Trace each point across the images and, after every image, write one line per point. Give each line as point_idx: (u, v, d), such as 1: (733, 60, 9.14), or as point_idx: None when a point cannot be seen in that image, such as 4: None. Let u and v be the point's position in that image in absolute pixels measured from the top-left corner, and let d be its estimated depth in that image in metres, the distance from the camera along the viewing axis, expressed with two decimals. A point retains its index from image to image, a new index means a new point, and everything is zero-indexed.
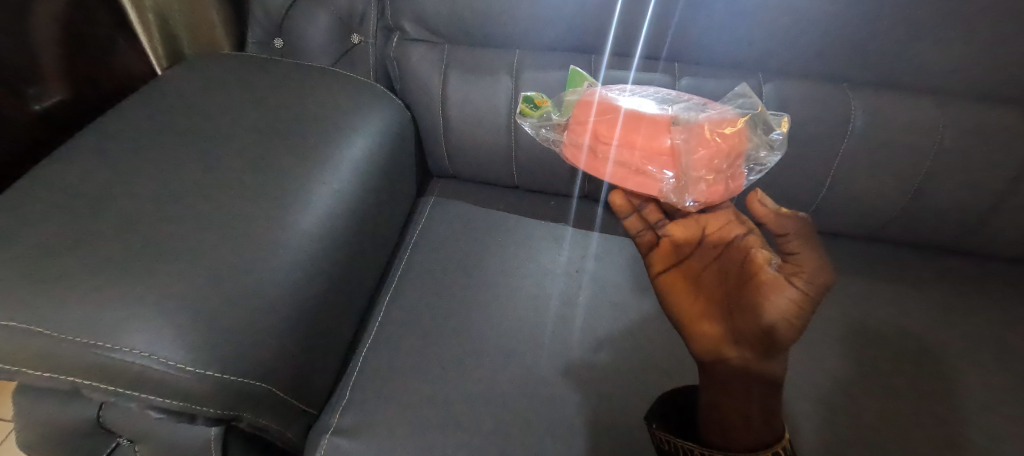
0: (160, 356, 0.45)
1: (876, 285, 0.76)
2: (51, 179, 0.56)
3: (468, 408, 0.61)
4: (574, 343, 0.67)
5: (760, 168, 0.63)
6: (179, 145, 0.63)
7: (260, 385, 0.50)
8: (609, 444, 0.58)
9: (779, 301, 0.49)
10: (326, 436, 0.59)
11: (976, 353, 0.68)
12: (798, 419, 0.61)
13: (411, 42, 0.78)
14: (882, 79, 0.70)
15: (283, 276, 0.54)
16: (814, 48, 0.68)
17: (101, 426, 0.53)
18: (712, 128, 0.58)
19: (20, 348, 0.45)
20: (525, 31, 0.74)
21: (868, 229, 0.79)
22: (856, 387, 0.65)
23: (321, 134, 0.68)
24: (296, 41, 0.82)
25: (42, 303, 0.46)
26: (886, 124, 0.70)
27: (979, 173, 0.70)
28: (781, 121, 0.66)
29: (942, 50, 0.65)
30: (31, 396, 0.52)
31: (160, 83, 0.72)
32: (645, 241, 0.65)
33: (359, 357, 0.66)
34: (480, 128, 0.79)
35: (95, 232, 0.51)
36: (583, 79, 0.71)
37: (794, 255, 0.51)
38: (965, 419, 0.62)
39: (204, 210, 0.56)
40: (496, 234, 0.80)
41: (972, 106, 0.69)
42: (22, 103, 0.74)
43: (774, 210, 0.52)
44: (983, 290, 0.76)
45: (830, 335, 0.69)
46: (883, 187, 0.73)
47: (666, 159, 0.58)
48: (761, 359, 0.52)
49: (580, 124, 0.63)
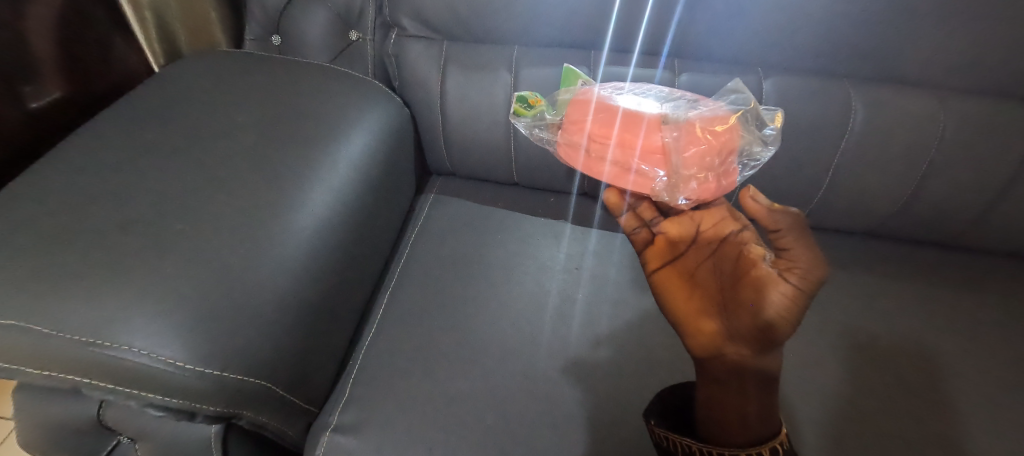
0: (160, 354, 0.45)
1: (880, 282, 0.75)
2: (49, 177, 0.57)
3: (467, 405, 0.60)
4: (573, 340, 0.67)
5: (754, 164, 0.63)
6: (176, 143, 0.63)
7: (259, 383, 0.50)
8: (608, 442, 0.58)
9: (775, 297, 0.49)
10: (326, 433, 0.58)
11: (985, 352, 0.67)
12: (801, 418, 0.60)
13: (409, 38, 0.77)
14: (889, 75, 0.68)
15: (280, 273, 0.54)
16: (818, 43, 0.66)
17: (101, 425, 0.54)
18: (703, 125, 0.57)
19: (20, 347, 0.45)
20: (523, 27, 0.73)
21: (871, 226, 0.78)
22: (861, 384, 0.63)
23: (318, 130, 0.68)
24: (294, 37, 0.82)
25: (40, 301, 0.46)
26: (892, 120, 0.68)
27: (987, 169, 0.69)
28: (774, 116, 0.65)
29: (951, 44, 0.63)
30: (31, 394, 0.53)
31: (158, 80, 0.72)
32: (639, 239, 0.65)
33: (359, 354, 0.66)
34: (478, 124, 0.79)
35: (94, 229, 0.52)
36: (577, 77, 0.71)
37: (786, 250, 0.51)
38: (974, 418, 0.60)
39: (200, 207, 0.56)
40: (496, 231, 0.80)
41: (981, 100, 0.67)
42: (20, 100, 0.74)
43: (767, 207, 0.50)
44: (993, 287, 0.75)
45: (834, 332, 0.68)
46: (889, 183, 0.72)
47: (658, 157, 0.58)
48: (758, 355, 0.52)
49: (575, 123, 0.62)
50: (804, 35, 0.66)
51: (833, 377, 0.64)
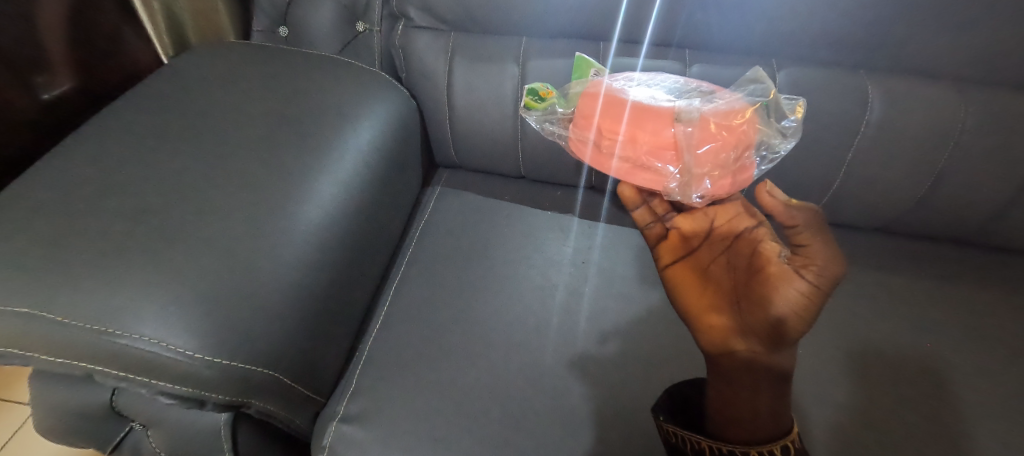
0: (170, 343, 0.46)
1: (891, 280, 0.73)
2: (60, 168, 0.57)
3: (471, 398, 0.61)
4: (579, 334, 0.66)
5: (772, 156, 0.61)
6: (182, 135, 0.63)
7: (267, 373, 0.50)
8: (613, 437, 0.58)
9: (789, 293, 0.48)
10: (333, 423, 0.59)
11: (1001, 352, 0.65)
12: (811, 417, 0.59)
13: (416, 29, 0.77)
14: (904, 67, 0.67)
15: (284, 266, 0.54)
16: (830, 35, 0.65)
17: (115, 411, 0.55)
18: (718, 121, 0.55)
19: (32, 335, 0.46)
20: (532, 16, 0.72)
21: (883, 221, 0.77)
22: (872, 382, 0.63)
23: (325, 121, 0.68)
24: (300, 29, 0.82)
25: (53, 290, 0.47)
26: (909, 113, 0.67)
27: (1003, 166, 0.67)
28: (794, 106, 0.63)
29: (969, 35, 0.61)
30: (45, 383, 0.54)
31: (165, 71, 0.73)
32: (652, 234, 0.63)
33: (366, 346, 0.66)
34: (483, 116, 0.78)
35: (104, 219, 0.52)
36: (589, 66, 0.68)
37: (803, 247, 0.48)
38: (985, 417, 0.59)
39: (204, 197, 0.56)
40: (502, 224, 0.79)
41: (1000, 94, 0.65)
42: (32, 92, 0.76)
43: (784, 202, 0.48)
44: (1009, 286, 0.73)
45: (844, 330, 0.67)
46: (901, 179, 0.71)
47: (671, 154, 0.56)
48: (770, 352, 0.51)
49: (586, 118, 0.61)
50: (818, 25, 0.64)
51: (843, 375, 0.63)
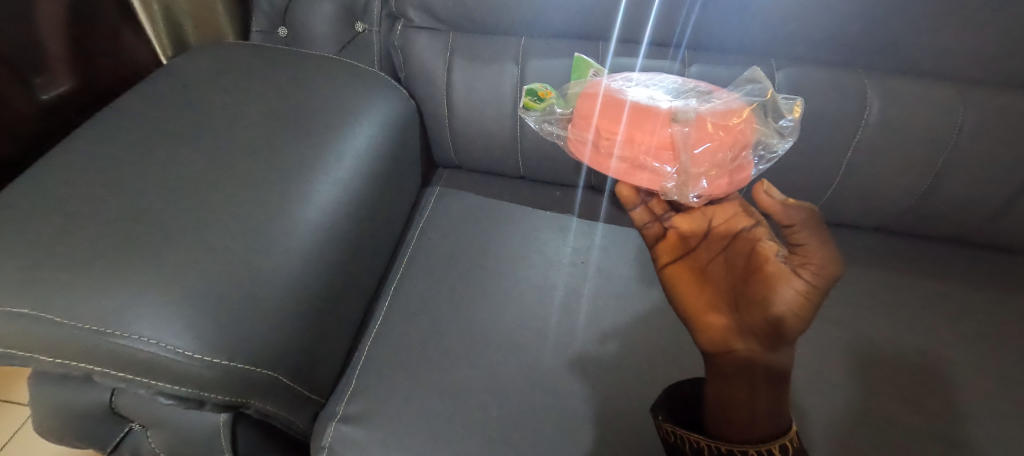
0: (169, 343, 0.46)
1: (889, 279, 0.73)
2: (58, 169, 0.57)
3: (470, 398, 0.61)
4: (578, 334, 0.66)
5: (770, 156, 0.61)
6: (182, 136, 0.63)
7: (267, 373, 0.50)
8: (611, 436, 0.58)
9: (786, 292, 0.48)
10: (332, 423, 0.59)
11: (999, 351, 0.65)
12: (810, 417, 0.59)
13: (415, 29, 0.77)
14: (903, 67, 0.67)
15: (283, 266, 0.54)
16: (829, 35, 0.65)
17: (114, 412, 0.55)
18: (715, 120, 0.56)
19: (31, 335, 0.46)
20: (531, 16, 0.72)
21: (881, 221, 0.77)
22: (871, 381, 0.63)
23: (324, 122, 0.68)
24: (299, 29, 0.81)
25: (52, 291, 0.47)
26: (908, 113, 0.67)
27: (1001, 165, 0.67)
28: (793, 105, 0.63)
29: (968, 35, 0.61)
30: (44, 384, 0.54)
31: (165, 72, 0.73)
32: (651, 233, 0.64)
33: (365, 346, 0.66)
34: (483, 116, 0.78)
35: (103, 220, 0.52)
36: (589, 66, 0.68)
37: (800, 245, 0.49)
38: (983, 417, 0.59)
39: (203, 197, 0.56)
40: (501, 224, 0.79)
41: (998, 93, 0.65)
42: (31, 93, 0.76)
43: (781, 201, 0.49)
44: (1007, 285, 0.73)
45: (843, 329, 0.67)
46: (900, 178, 0.71)
47: (669, 153, 0.56)
48: (769, 351, 0.51)
49: (584, 118, 0.61)
50: (817, 25, 0.64)
51: (842, 374, 0.63)
